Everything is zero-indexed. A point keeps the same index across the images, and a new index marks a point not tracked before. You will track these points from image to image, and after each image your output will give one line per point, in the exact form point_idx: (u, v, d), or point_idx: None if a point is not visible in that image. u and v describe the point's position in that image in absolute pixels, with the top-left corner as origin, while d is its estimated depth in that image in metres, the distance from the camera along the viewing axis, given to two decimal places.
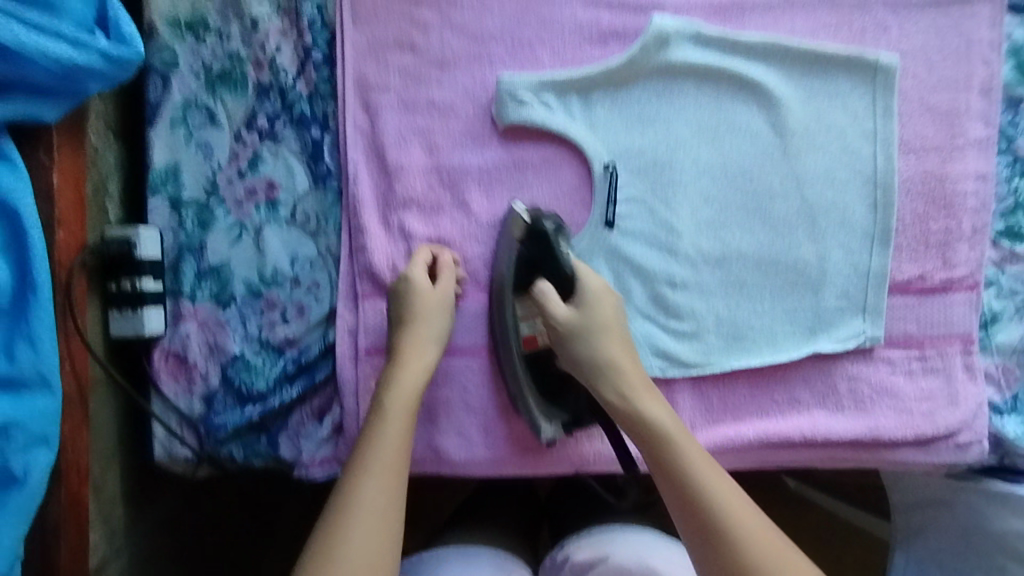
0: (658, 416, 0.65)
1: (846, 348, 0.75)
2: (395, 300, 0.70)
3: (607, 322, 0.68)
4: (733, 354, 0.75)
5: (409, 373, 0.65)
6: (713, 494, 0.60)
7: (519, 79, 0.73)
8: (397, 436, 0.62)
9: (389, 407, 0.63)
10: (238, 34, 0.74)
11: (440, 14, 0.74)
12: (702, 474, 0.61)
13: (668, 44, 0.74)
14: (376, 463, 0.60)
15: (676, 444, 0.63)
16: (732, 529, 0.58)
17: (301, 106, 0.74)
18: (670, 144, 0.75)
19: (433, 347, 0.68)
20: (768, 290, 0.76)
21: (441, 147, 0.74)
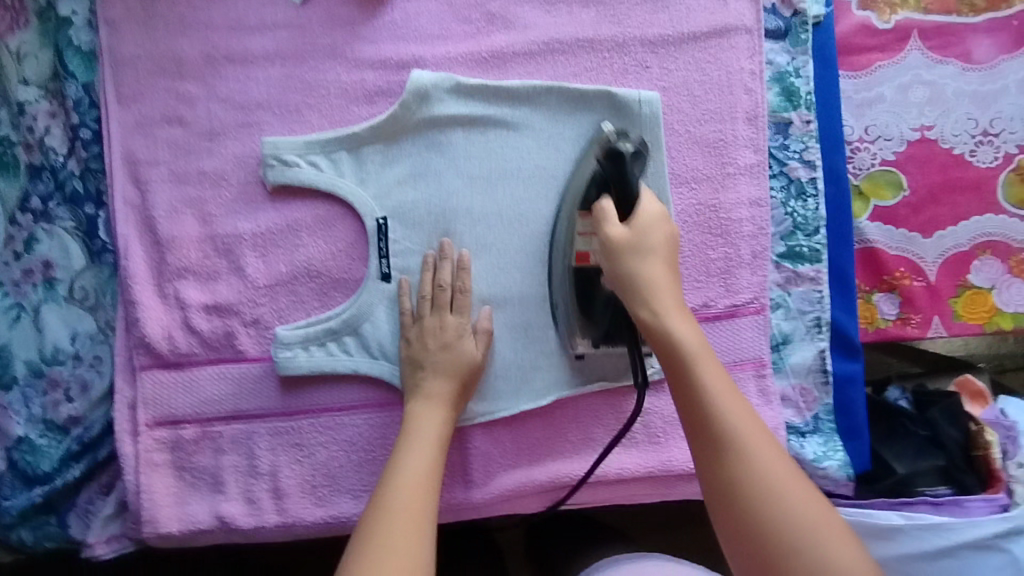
0: (715, 393, 0.57)
1: (631, 383, 0.75)
2: (420, 333, 0.71)
3: (656, 247, 0.64)
4: (521, 398, 0.75)
5: (437, 413, 0.67)
6: (738, 423, 0.55)
7: (283, 141, 0.74)
8: (427, 462, 0.61)
9: (416, 436, 0.64)
10: (7, 119, 0.75)
11: (205, 86, 0.75)
12: (737, 417, 0.55)
13: (429, 99, 0.74)
14: (410, 472, 0.60)
15: (712, 393, 0.57)
16: (750, 439, 0.54)
17: (73, 185, 0.75)
18: (443, 193, 0.75)
19: (459, 381, 0.70)
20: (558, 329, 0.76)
21: (215, 215, 0.75)
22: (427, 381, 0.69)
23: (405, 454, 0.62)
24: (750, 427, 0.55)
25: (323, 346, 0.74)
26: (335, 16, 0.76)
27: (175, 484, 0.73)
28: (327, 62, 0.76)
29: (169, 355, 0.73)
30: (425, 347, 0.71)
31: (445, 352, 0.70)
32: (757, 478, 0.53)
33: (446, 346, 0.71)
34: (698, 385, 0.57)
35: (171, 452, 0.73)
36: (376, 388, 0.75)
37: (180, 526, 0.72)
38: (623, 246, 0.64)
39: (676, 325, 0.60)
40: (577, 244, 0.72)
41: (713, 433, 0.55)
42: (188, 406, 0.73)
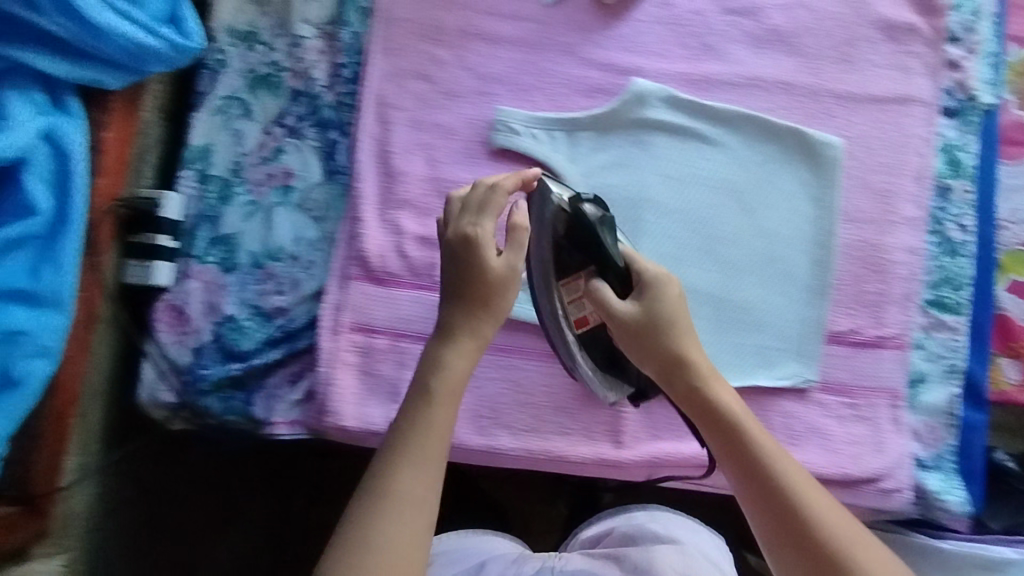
0: (770, 452, 0.62)
1: (782, 385, 0.82)
2: (450, 250, 0.67)
3: (675, 309, 0.67)
4: None
5: (465, 360, 0.64)
6: (806, 497, 0.60)
7: (515, 112, 0.85)
8: (439, 437, 0.61)
9: (438, 390, 0.62)
10: (283, 48, 0.87)
11: (455, 54, 0.87)
12: (806, 491, 0.61)
13: (647, 104, 0.85)
14: (427, 440, 0.60)
15: (771, 455, 0.62)
16: (781, 487, 0.61)
17: (326, 112, 0.87)
18: (640, 185, 0.85)
19: (487, 300, 0.66)
20: (721, 323, 0.83)
21: (442, 162, 0.85)
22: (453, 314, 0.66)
23: (426, 417, 0.61)
24: (802, 479, 0.62)
25: None
26: (575, 19, 0.87)
27: (359, 385, 0.81)
28: (561, 56, 0.87)
29: (378, 271, 0.82)
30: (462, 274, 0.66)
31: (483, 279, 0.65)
32: (824, 531, 0.59)
33: (484, 275, 0.66)
34: (749, 441, 0.63)
35: (361, 356, 0.81)
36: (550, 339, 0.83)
37: (357, 424, 0.79)
38: (642, 322, 0.66)
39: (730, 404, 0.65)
40: (572, 313, 0.73)
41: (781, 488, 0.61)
42: (385, 319, 0.82)
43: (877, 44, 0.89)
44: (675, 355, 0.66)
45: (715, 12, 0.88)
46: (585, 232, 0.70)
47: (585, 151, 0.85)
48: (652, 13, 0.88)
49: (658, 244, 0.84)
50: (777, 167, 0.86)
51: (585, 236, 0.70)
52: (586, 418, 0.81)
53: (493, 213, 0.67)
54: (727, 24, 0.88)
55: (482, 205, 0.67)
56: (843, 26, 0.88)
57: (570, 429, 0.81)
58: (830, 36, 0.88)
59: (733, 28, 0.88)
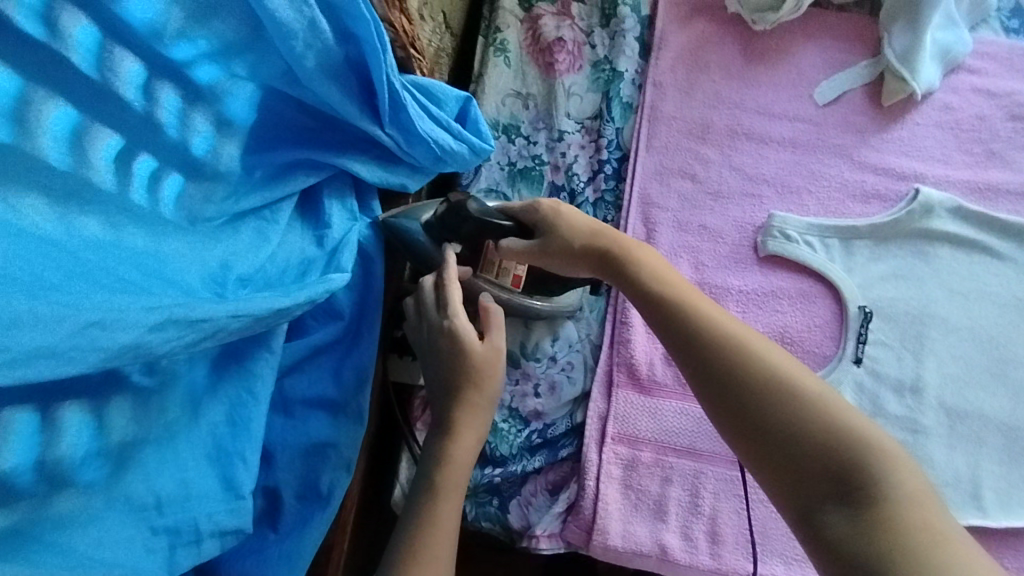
0: (714, 321, 0.59)
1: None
2: (444, 364, 0.64)
3: (580, 224, 0.69)
4: (970, 513, 0.75)
5: (468, 440, 0.62)
6: (764, 362, 0.55)
7: (791, 218, 0.82)
8: (451, 521, 0.58)
9: (443, 484, 0.59)
10: (544, 142, 0.87)
11: (722, 154, 0.85)
12: (761, 363, 0.55)
13: (931, 215, 0.81)
14: (440, 535, 0.58)
15: (716, 325, 0.58)
16: (866, 439, 0.50)
17: (586, 208, 0.85)
18: (922, 299, 0.80)
19: (480, 386, 0.63)
20: (1011, 455, 0.77)
21: (707, 265, 0.82)
22: (453, 411, 0.63)
23: (435, 513, 0.58)
24: (781, 359, 0.56)
25: None
26: (850, 122, 0.85)
27: (623, 500, 0.76)
28: (834, 159, 0.84)
29: (645, 379, 0.79)
30: (448, 366, 0.64)
31: (467, 358, 0.63)
32: (808, 425, 0.51)
33: (469, 361, 0.63)
34: (683, 312, 0.61)
35: (625, 469, 0.77)
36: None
37: (624, 544, 0.75)
38: (548, 244, 0.68)
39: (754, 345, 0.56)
40: (507, 279, 0.73)
41: (728, 365, 0.56)
42: (650, 431, 0.78)
43: None
44: (612, 248, 0.68)
45: (1001, 116, 0.85)
46: (476, 226, 0.68)
47: (862, 260, 0.81)
48: (932, 116, 0.85)
49: (944, 363, 0.79)
50: None
51: (461, 223, 0.69)
52: None
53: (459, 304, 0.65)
54: (1013, 130, 0.84)
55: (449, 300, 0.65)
56: None
57: None
58: None
59: (1019, 135, 0.84)
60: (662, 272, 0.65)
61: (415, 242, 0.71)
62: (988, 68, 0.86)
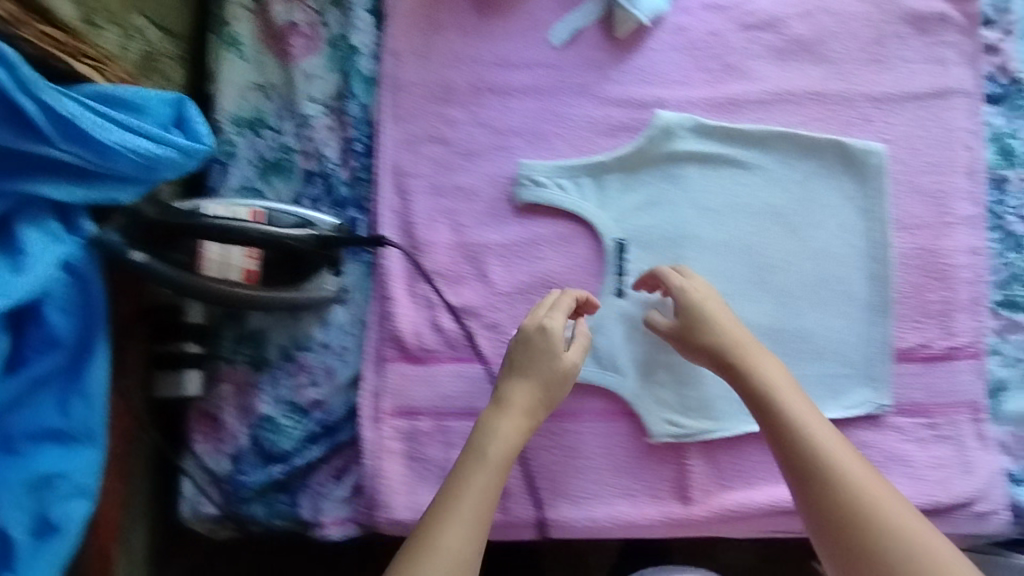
0: (762, 376, 0.67)
1: (852, 415, 0.78)
2: (517, 349, 0.69)
3: (696, 287, 0.73)
4: (744, 420, 0.78)
5: (511, 425, 0.65)
6: (805, 418, 0.63)
7: (537, 164, 0.82)
8: (488, 494, 0.61)
9: (491, 456, 0.63)
10: (291, 130, 0.85)
11: (467, 112, 0.84)
12: (803, 416, 0.63)
13: (673, 136, 0.82)
14: (468, 503, 0.59)
15: (771, 377, 0.66)
16: (857, 491, 0.59)
17: (341, 190, 0.84)
18: (678, 221, 0.81)
19: (543, 390, 0.68)
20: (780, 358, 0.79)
21: (466, 226, 0.82)
22: (506, 386, 0.68)
23: (452, 484, 0.61)
24: (803, 406, 0.64)
25: None
26: (588, 59, 0.84)
27: (407, 473, 0.78)
28: (577, 98, 0.84)
29: (415, 350, 0.79)
30: (538, 350, 0.69)
31: (545, 360, 0.68)
32: (850, 483, 0.59)
33: (533, 357, 0.69)
34: (746, 371, 0.67)
35: (406, 442, 0.78)
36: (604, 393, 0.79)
37: (411, 515, 0.76)
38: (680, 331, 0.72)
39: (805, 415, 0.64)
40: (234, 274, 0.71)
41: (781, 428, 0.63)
42: (427, 400, 0.79)
43: (907, 39, 0.83)
44: (728, 348, 0.69)
45: (732, 29, 0.84)
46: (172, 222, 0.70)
47: (615, 193, 0.82)
48: (667, 40, 0.84)
49: (706, 281, 0.80)
50: (819, 182, 0.81)
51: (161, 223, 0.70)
52: (650, 476, 0.77)
53: (563, 308, 0.71)
54: (748, 41, 0.84)
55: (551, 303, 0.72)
56: (870, 24, 0.83)
57: (635, 492, 0.77)
58: (857, 37, 0.83)
59: (754, 44, 0.84)
60: (729, 323, 0.70)
61: (117, 251, 0.67)
62: None
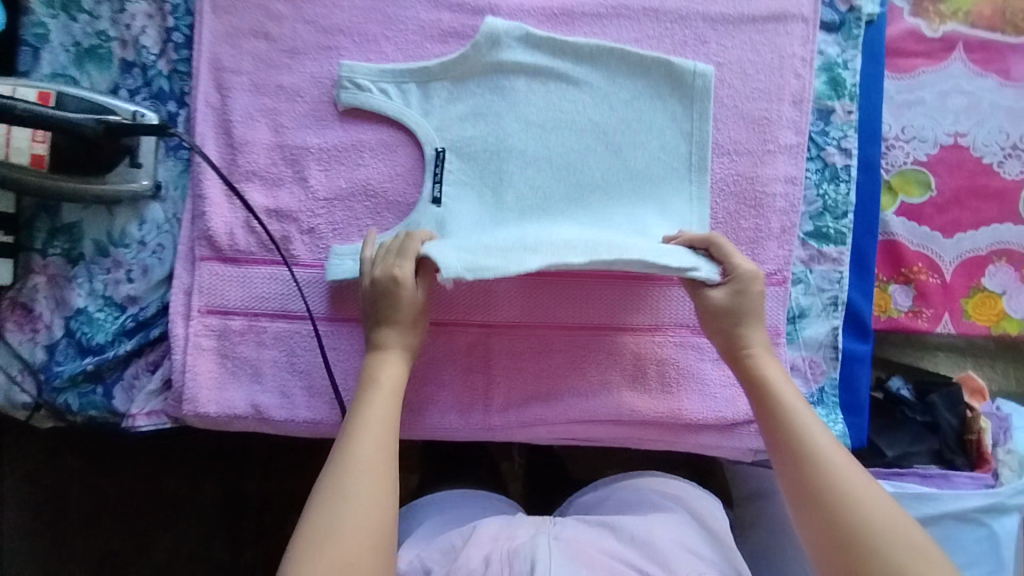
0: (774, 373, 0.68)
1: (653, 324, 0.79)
2: (379, 292, 0.69)
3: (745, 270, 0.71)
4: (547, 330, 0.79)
5: (397, 364, 0.68)
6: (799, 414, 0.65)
7: (358, 67, 0.80)
8: (384, 422, 0.64)
9: (382, 382, 0.67)
10: (107, 15, 0.81)
11: (294, 7, 0.81)
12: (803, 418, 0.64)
13: (500, 45, 0.79)
14: (367, 436, 0.62)
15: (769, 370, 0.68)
16: (836, 495, 0.60)
17: (159, 83, 0.81)
18: (502, 133, 0.80)
19: (414, 327, 0.70)
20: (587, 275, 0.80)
21: (286, 127, 0.80)
22: (381, 330, 0.69)
23: (363, 408, 0.65)
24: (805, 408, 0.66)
25: None
26: None
27: (217, 369, 0.78)
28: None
29: (228, 250, 0.78)
30: (375, 295, 0.69)
31: (390, 297, 0.69)
32: (823, 482, 0.60)
33: (392, 298, 0.69)
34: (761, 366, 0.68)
35: (218, 340, 0.78)
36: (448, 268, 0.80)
37: (218, 409, 0.77)
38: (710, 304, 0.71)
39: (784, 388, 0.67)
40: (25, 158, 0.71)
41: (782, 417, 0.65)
42: (239, 299, 0.78)
43: None
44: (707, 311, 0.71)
45: None
46: None
47: (439, 101, 0.80)
48: None
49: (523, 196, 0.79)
50: (643, 99, 0.80)
51: None
52: (455, 383, 0.80)
53: (410, 244, 0.70)
54: None
55: (400, 249, 0.70)
56: None
57: (437, 398, 0.79)
58: None
59: None
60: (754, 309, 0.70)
61: None
62: None
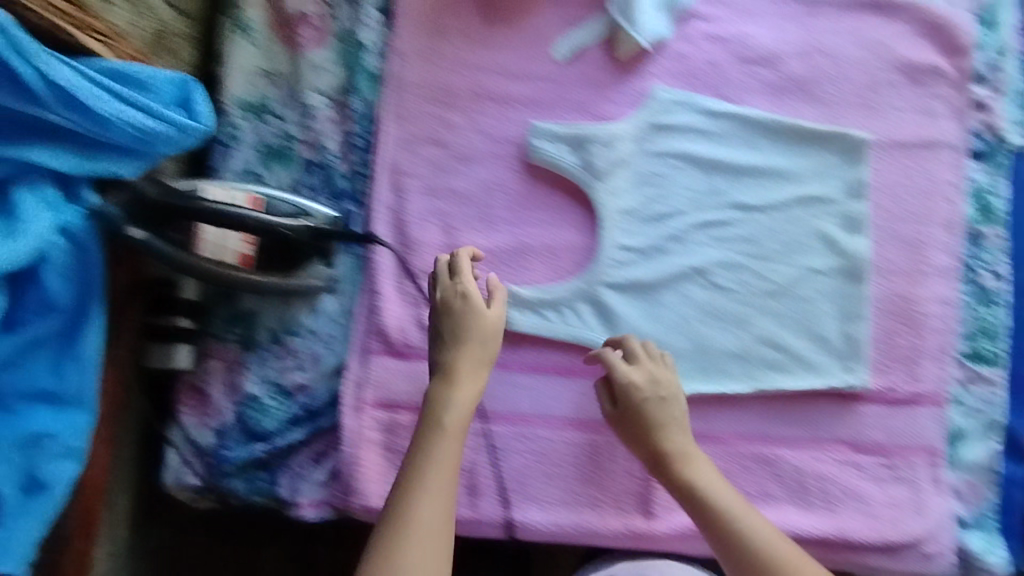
0: (707, 485, 0.70)
1: (819, 389, 0.82)
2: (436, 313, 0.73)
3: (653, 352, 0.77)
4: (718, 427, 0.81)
5: (465, 357, 0.70)
6: (728, 506, 0.69)
7: (548, 128, 0.84)
8: (463, 416, 0.66)
9: (458, 370, 0.69)
10: (295, 118, 0.87)
11: (467, 118, 0.86)
12: (750, 531, 0.67)
13: (667, 137, 0.85)
14: (443, 453, 0.64)
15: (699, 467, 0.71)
16: (754, 540, 0.66)
17: (340, 182, 0.86)
18: (675, 219, 0.84)
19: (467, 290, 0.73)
20: (754, 364, 0.82)
21: (458, 229, 0.84)
22: (444, 352, 0.71)
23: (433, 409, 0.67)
24: (733, 502, 0.69)
25: (545, 317, 0.82)
26: (589, 77, 0.86)
27: (384, 462, 0.80)
28: (574, 115, 0.85)
29: (400, 345, 0.82)
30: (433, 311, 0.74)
31: (449, 315, 0.72)
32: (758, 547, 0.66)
33: (451, 312, 0.72)
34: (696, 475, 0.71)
35: (385, 433, 0.81)
36: None
37: (384, 503, 0.79)
38: (623, 413, 0.74)
39: (692, 455, 0.72)
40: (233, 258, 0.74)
41: (733, 531, 0.67)
42: (408, 394, 0.82)
43: (899, 88, 0.86)
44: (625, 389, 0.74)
45: (731, 61, 0.86)
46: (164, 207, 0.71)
47: (611, 198, 0.83)
48: (667, 65, 0.86)
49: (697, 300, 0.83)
50: (798, 202, 0.84)
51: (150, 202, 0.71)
52: (616, 487, 0.80)
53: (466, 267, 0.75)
54: (744, 74, 0.86)
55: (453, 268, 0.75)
56: (862, 69, 0.86)
57: (598, 501, 0.80)
58: (850, 81, 0.86)
59: (751, 78, 0.86)
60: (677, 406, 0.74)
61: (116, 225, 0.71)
62: (720, 15, 0.86)
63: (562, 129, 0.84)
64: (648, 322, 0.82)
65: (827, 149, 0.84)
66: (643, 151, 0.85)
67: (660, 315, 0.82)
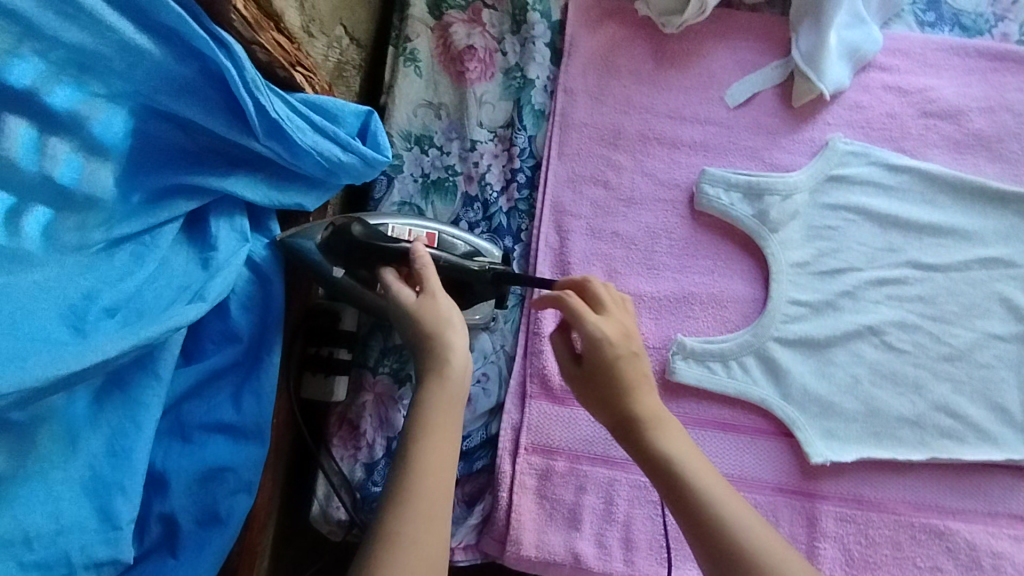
0: (709, 489, 0.55)
1: (999, 460, 0.77)
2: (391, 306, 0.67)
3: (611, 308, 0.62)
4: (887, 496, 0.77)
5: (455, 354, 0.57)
6: (731, 518, 0.53)
7: (720, 174, 0.82)
8: (443, 424, 0.55)
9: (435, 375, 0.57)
10: (457, 151, 0.86)
11: (634, 159, 0.85)
12: (732, 527, 0.53)
13: (843, 190, 0.82)
14: (433, 460, 0.53)
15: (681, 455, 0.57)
16: (749, 558, 0.52)
17: (500, 219, 0.84)
18: (851, 274, 0.81)
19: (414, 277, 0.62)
20: (930, 432, 0.78)
21: (621, 272, 0.82)
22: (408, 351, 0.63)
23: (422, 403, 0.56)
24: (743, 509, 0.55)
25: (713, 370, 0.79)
26: (762, 124, 0.84)
27: (537, 510, 0.77)
28: (744, 161, 0.84)
29: (558, 390, 0.80)
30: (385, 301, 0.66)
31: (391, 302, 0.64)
32: (761, 562, 0.51)
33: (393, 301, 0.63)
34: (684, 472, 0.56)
35: (539, 479, 0.78)
36: (768, 419, 0.79)
37: (538, 554, 0.76)
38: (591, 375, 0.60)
39: (674, 445, 0.58)
40: None
41: (740, 549, 0.52)
42: (566, 440, 0.79)
43: None
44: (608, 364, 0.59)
45: (912, 114, 0.84)
46: (367, 245, 0.67)
47: (784, 250, 0.81)
48: (843, 115, 0.84)
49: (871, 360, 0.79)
50: (978, 263, 0.80)
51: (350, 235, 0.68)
52: None
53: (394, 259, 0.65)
54: (925, 127, 0.83)
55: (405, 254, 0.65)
56: None
57: None
58: None
59: (931, 132, 0.83)
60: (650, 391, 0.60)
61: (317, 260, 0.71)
62: (899, 67, 0.85)
63: (738, 180, 0.82)
64: (818, 380, 0.79)
65: (1010, 210, 0.81)
66: (817, 202, 0.82)
67: (831, 374, 0.79)
